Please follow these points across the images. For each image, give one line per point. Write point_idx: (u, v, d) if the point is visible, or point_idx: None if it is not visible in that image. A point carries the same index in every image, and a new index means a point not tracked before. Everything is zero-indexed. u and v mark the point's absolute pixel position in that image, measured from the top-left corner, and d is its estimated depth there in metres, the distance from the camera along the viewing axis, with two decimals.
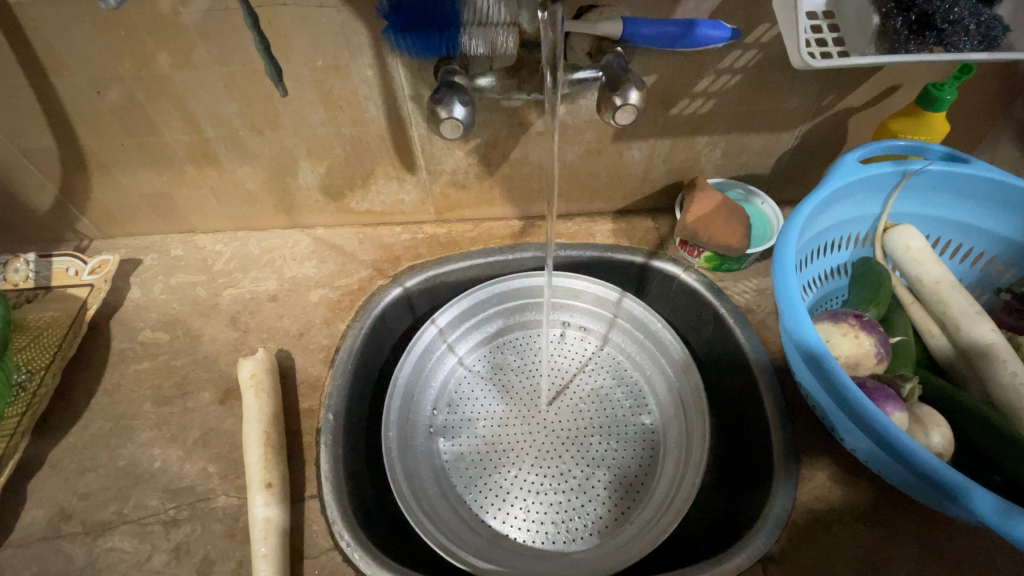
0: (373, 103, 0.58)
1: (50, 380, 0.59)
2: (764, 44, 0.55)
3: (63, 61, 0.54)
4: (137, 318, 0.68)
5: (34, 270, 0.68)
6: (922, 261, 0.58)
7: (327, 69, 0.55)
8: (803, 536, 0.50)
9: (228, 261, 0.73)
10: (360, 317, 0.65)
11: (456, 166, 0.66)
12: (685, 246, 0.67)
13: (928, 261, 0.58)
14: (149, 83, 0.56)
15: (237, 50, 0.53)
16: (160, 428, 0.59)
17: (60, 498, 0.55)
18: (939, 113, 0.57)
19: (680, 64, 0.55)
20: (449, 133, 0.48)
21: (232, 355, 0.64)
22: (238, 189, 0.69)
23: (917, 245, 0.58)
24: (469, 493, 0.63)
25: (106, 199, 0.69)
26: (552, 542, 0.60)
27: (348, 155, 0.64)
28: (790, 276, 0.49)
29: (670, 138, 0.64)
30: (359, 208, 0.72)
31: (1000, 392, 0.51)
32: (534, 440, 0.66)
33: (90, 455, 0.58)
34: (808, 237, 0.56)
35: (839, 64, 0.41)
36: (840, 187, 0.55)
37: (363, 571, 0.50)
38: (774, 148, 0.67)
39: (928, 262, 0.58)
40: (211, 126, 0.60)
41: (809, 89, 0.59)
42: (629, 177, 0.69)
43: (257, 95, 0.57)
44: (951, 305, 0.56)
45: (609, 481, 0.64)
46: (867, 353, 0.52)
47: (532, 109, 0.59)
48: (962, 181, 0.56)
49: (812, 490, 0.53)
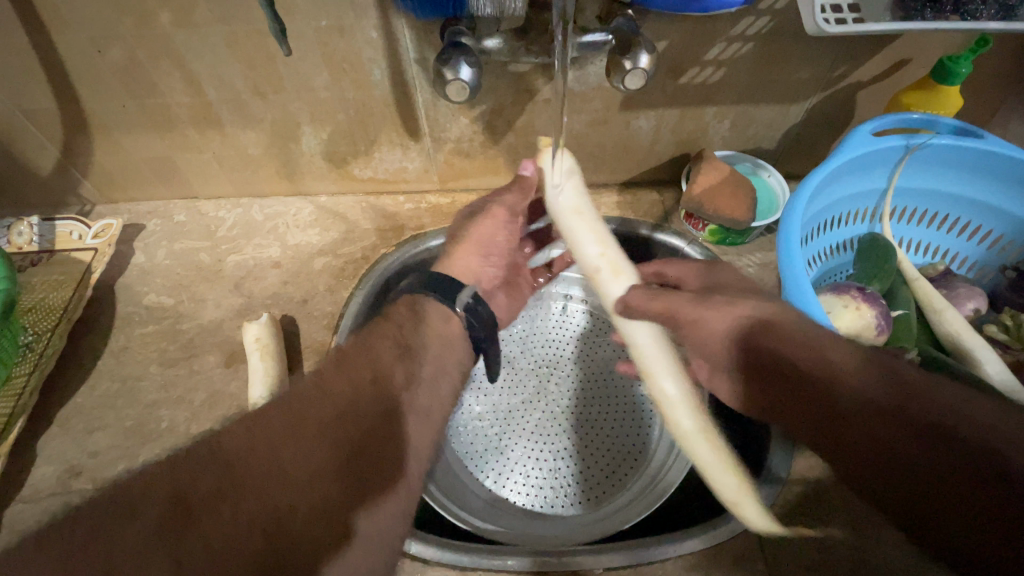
0: (376, 66, 0.57)
1: (57, 341, 0.60)
2: (778, 11, 0.53)
3: (62, 18, 0.52)
4: (142, 283, 0.68)
5: (38, 233, 0.68)
6: (583, 217, 0.56)
7: (331, 30, 0.53)
8: (797, 502, 0.52)
9: (231, 227, 0.73)
10: (362, 285, 0.64)
11: (460, 133, 0.66)
12: (690, 219, 0.67)
13: (583, 213, 0.57)
14: (149, 42, 0.55)
15: (239, 8, 0.51)
16: (167, 389, 0.60)
17: (69, 456, 0.56)
18: (953, 85, 0.56)
19: (691, 29, 0.54)
20: (454, 95, 0.48)
21: (236, 320, 0.65)
22: (241, 154, 0.68)
23: (569, 203, 0.57)
24: (470, 458, 0.64)
25: (108, 162, 0.69)
26: (550, 506, 0.61)
27: (351, 120, 0.63)
28: (794, 247, 0.49)
29: (678, 107, 0.63)
30: (362, 175, 0.71)
31: (976, 362, 0.53)
32: (535, 407, 0.67)
33: (98, 416, 0.59)
34: (813, 211, 0.56)
35: (853, 30, 0.40)
36: (848, 161, 0.55)
37: (415, 555, 0.49)
38: (783, 120, 0.66)
39: (585, 215, 0.56)
40: (213, 89, 0.60)
41: (823, 59, 0.58)
42: (636, 148, 0.69)
43: (260, 56, 0.56)
44: (605, 241, 0.56)
45: (606, 449, 0.65)
46: (869, 326, 0.53)
47: (539, 75, 0.58)
48: (974, 157, 0.55)
49: (807, 460, 0.54)
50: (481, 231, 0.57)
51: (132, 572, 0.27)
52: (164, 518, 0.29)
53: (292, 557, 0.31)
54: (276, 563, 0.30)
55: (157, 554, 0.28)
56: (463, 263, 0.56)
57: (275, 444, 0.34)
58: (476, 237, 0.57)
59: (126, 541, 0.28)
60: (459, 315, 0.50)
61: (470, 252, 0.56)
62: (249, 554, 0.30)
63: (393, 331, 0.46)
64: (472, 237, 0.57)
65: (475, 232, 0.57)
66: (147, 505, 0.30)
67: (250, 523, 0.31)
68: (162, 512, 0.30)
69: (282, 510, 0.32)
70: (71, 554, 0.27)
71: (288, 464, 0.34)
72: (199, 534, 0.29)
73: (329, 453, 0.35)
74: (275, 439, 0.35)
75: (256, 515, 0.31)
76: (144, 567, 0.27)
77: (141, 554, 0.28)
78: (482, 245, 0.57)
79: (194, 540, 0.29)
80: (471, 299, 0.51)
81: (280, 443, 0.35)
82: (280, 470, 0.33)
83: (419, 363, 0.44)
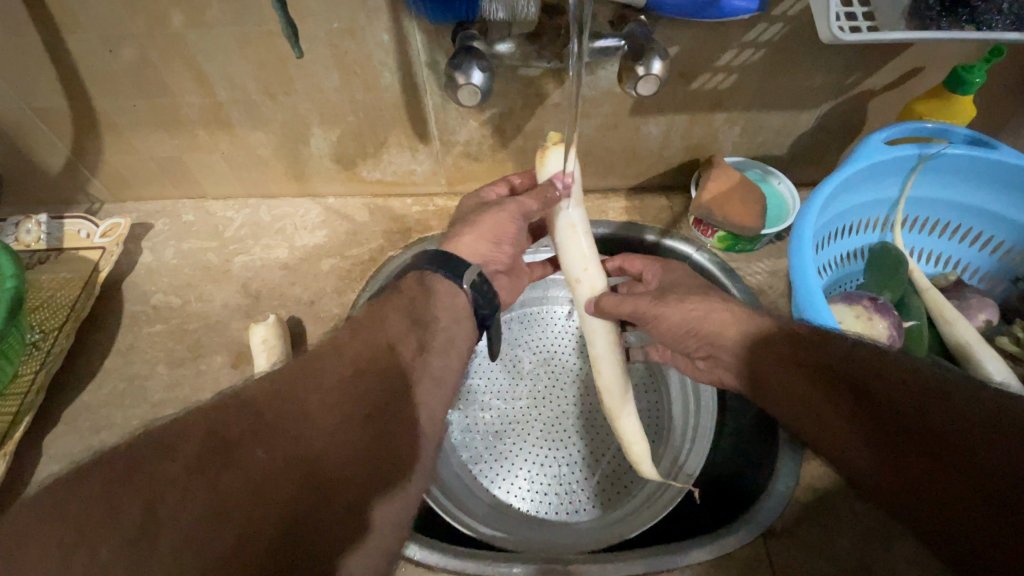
0: (387, 68, 0.57)
1: (65, 339, 0.60)
2: (791, 17, 0.52)
3: (75, 18, 0.53)
4: (149, 282, 0.68)
5: (47, 231, 0.68)
6: (577, 231, 0.55)
7: (342, 32, 0.53)
8: (804, 512, 0.52)
9: (239, 228, 0.73)
10: (369, 285, 0.64)
11: (469, 137, 0.65)
12: (699, 225, 0.67)
13: (577, 229, 0.55)
14: (161, 42, 0.55)
15: (251, 9, 0.51)
16: (174, 389, 0.60)
17: (76, 454, 0.57)
18: (966, 95, 0.56)
19: (702, 36, 0.54)
20: (466, 99, 0.48)
21: (243, 320, 0.65)
22: (249, 154, 0.68)
23: (571, 217, 0.55)
24: (474, 462, 0.64)
25: (117, 161, 0.69)
26: (554, 512, 0.61)
27: (361, 123, 0.63)
28: (807, 256, 0.49)
29: (689, 113, 0.63)
30: (370, 177, 0.71)
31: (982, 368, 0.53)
32: (540, 412, 0.67)
33: (105, 415, 0.59)
34: (825, 219, 0.56)
35: (869, 39, 0.39)
36: (860, 169, 0.54)
37: (412, 557, 0.49)
38: (793, 127, 0.65)
39: (578, 232, 0.55)
40: (223, 89, 0.60)
41: (835, 67, 0.57)
42: (645, 153, 0.68)
43: (271, 57, 0.56)
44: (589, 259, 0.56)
45: (612, 457, 0.64)
46: (880, 336, 0.52)
47: (549, 80, 0.58)
48: (987, 166, 0.55)
49: (814, 470, 0.54)
50: (491, 220, 0.53)
51: (174, 504, 0.29)
52: (202, 453, 0.31)
53: (316, 512, 0.33)
54: (302, 513, 0.33)
55: (196, 489, 0.30)
56: (471, 246, 0.52)
57: (300, 398, 0.36)
58: (484, 225, 0.52)
59: (166, 475, 0.30)
60: (465, 293, 0.47)
61: (478, 240, 0.52)
62: (280, 500, 0.32)
63: (403, 304, 0.45)
64: (481, 223, 0.52)
65: (484, 219, 0.53)
66: (185, 443, 0.31)
67: (279, 471, 0.33)
68: (200, 448, 0.31)
69: (310, 462, 0.34)
70: (116, 485, 0.28)
71: (314, 417, 0.36)
72: (235, 474, 0.31)
73: (350, 417, 0.37)
74: (302, 397, 0.36)
75: (285, 464, 0.33)
76: (187, 500, 0.29)
77: (183, 488, 0.30)
78: (490, 236, 0.52)
79: (230, 477, 0.31)
80: (477, 277, 0.48)
81: (307, 396, 0.37)
82: (307, 420, 0.36)
83: (429, 368, 0.44)
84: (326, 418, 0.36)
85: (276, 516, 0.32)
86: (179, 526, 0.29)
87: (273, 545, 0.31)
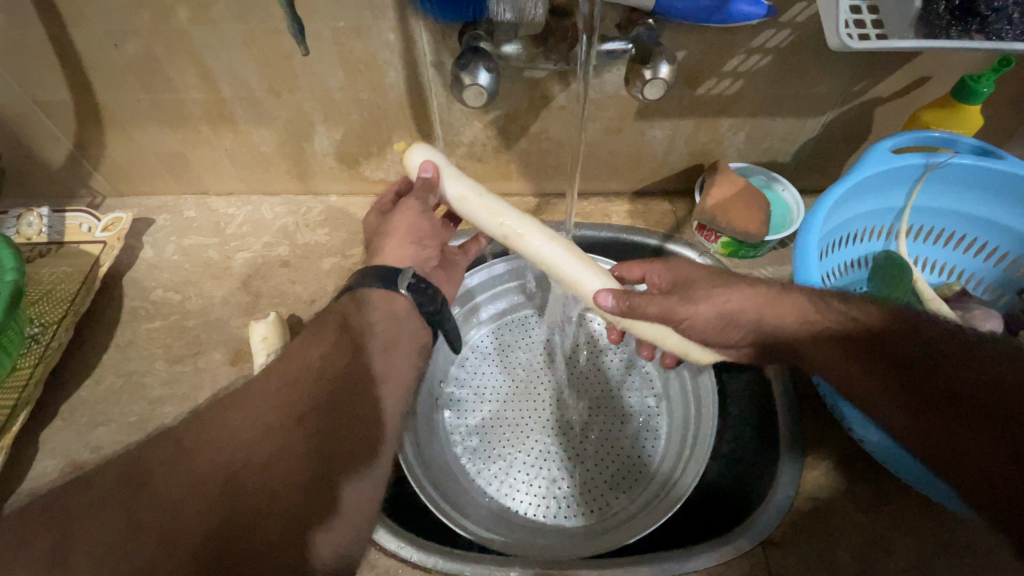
0: (393, 68, 0.57)
1: (63, 334, 0.60)
2: (800, 24, 0.52)
3: (79, 12, 0.52)
4: (150, 277, 0.68)
5: (47, 225, 0.68)
6: (473, 200, 0.52)
7: (349, 31, 0.53)
8: (805, 522, 0.51)
9: (240, 225, 0.72)
10: None
11: (474, 138, 0.65)
12: (703, 230, 0.66)
13: (471, 198, 0.52)
14: (165, 36, 0.54)
15: (258, 7, 0.51)
16: (172, 385, 0.60)
17: (72, 450, 0.56)
18: (974, 104, 0.55)
19: (710, 42, 0.54)
20: (471, 100, 0.47)
21: (244, 318, 0.64)
22: (253, 151, 0.68)
23: (456, 193, 0.52)
24: (471, 463, 0.64)
25: (120, 156, 0.69)
26: (552, 515, 0.61)
27: (365, 122, 0.63)
28: (811, 265, 0.49)
29: (694, 118, 0.63)
30: (373, 176, 0.71)
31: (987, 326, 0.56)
32: (539, 415, 0.67)
33: (103, 410, 0.59)
34: (830, 227, 0.56)
35: (878, 48, 0.38)
36: (866, 177, 0.54)
37: (377, 542, 0.50)
38: (798, 134, 0.65)
39: (473, 200, 0.52)
40: (229, 85, 0.59)
41: (842, 74, 0.57)
42: (650, 157, 0.68)
43: (277, 55, 0.56)
44: (500, 212, 0.52)
45: (609, 461, 0.64)
46: None
47: (555, 82, 0.58)
48: (994, 177, 0.55)
49: (815, 479, 0.53)
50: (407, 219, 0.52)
51: (85, 528, 0.30)
52: (119, 479, 0.32)
53: (244, 518, 0.33)
54: (224, 515, 0.32)
55: (109, 514, 0.31)
56: (397, 251, 0.51)
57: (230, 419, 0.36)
58: (401, 226, 0.52)
59: (83, 500, 0.31)
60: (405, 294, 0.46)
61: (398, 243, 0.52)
62: (199, 513, 0.32)
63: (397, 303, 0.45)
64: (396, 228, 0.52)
65: (398, 223, 0.52)
66: (103, 477, 0.33)
67: (195, 484, 0.33)
68: (118, 475, 0.33)
69: (229, 472, 0.34)
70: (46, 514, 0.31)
71: (239, 432, 0.36)
72: (149, 496, 0.32)
73: (275, 426, 0.36)
74: (248, 409, 0.37)
75: (201, 476, 0.33)
76: (98, 522, 0.30)
77: (94, 514, 0.31)
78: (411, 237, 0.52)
79: (144, 499, 0.32)
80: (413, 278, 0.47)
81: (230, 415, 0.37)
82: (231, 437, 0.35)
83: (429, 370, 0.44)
84: (249, 432, 0.36)
85: (197, 528, 0.31)
86: (91, 553, 0.29)
87: (197, 548, 0.31)
